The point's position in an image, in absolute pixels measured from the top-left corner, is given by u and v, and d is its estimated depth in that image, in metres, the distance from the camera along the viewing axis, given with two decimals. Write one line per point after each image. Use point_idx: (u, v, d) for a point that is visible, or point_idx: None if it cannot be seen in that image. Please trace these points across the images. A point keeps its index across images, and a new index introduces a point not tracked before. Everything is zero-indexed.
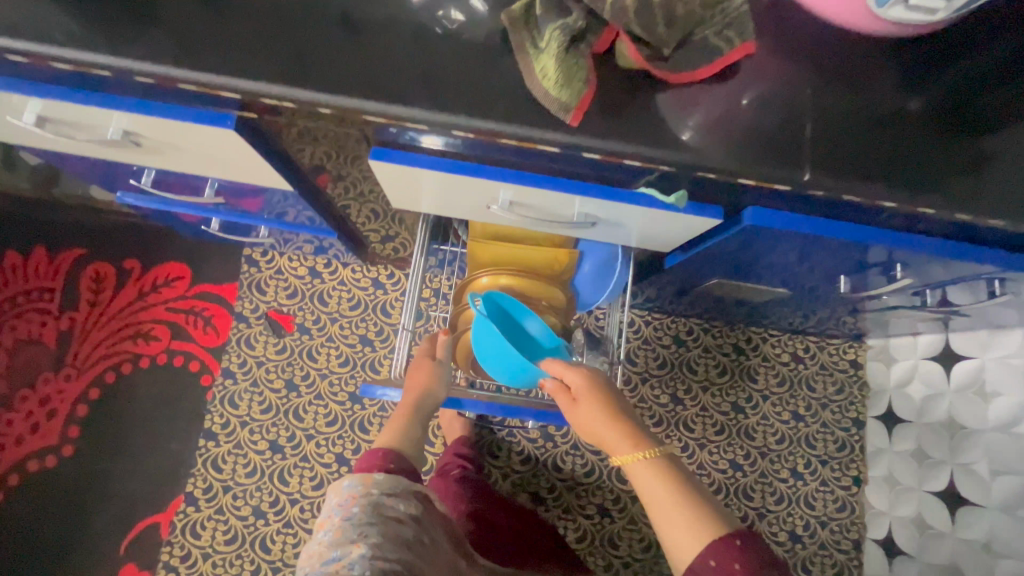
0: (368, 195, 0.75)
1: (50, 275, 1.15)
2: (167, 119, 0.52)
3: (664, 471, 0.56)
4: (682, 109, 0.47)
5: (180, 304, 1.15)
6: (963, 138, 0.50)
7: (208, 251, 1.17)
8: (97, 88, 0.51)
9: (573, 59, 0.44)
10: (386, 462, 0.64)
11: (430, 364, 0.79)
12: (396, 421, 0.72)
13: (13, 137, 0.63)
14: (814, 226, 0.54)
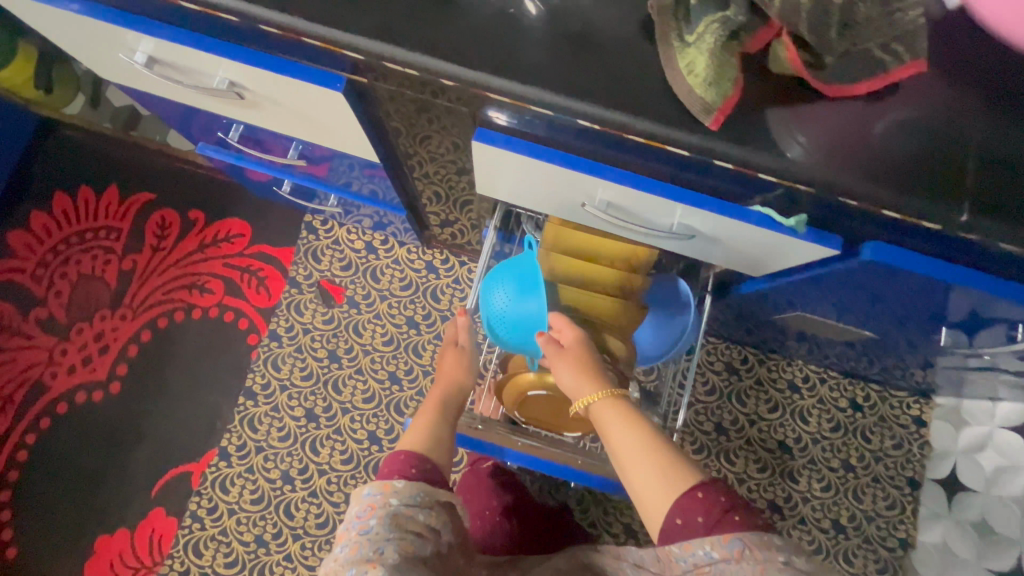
0: (434, 174, 0.72)
1: (119, 215, 1.17)
2: (277, 74, 0.51)
3: (633, 425, 0.61)
4: (822, 129, 0.45)
5: (237, 261, 1.16)
6: None
7: (270, 212, 1.18)
8: (214, 35, 0.50)
9: (724, 57, 0.41)
10: (408, 466, 0.62)
11: (458, 360, 0.79)
12: (422, 421, 0.71)
13: (116, 76, 0.63)
14: (945, 270, 0.50)
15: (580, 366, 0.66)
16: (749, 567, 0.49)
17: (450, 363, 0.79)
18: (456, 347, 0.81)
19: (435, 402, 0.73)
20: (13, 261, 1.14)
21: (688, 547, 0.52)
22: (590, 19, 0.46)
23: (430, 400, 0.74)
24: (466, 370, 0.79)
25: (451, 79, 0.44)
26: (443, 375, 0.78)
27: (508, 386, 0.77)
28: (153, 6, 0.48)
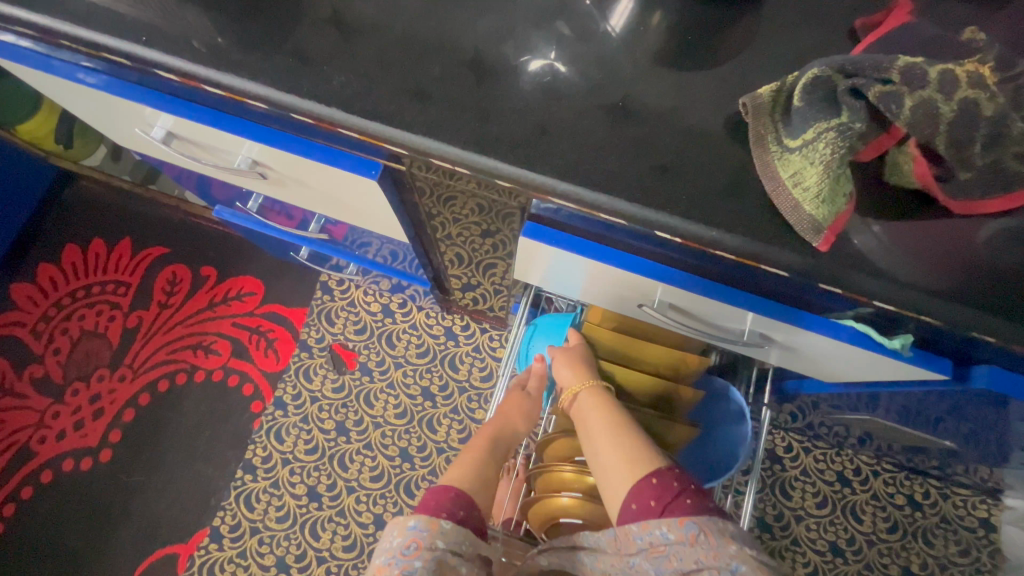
0: (461, 245, 0.64)
1: (129, 269, 1.13)
2: (304, 158, 0.46)
3: (607, 409, 0.57)
4: (935, 246, 0.39)
5: (246, 321, 1.10)
6: None
7: (284, 271, 1.13)
8: (238, 115, 0.46)
9: (840, 169, 0.36)
10: (454, 509, 0.53)
11: (522, 400, 0.70)
12: (470, 456, 0.61)
13: (136, 146, 0.60)
14: None
15: (575, 361, 0.63)
16: (702, 552, 0.45)
17: (513, 398, 0.70)
18: (522, 388, 0.71)
19: (487, 439, 0.64)
20: (14, 314, 1.09)
21: (646, 528, 0.48)
22: (659, 114, 0.41)
23: (479, 436, 0.65)
24: (528, 417, 0.69)
25: (507, 180, 0.40)
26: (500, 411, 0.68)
27: (537, 507, 0.64)
28: (176, 86, 0.45)
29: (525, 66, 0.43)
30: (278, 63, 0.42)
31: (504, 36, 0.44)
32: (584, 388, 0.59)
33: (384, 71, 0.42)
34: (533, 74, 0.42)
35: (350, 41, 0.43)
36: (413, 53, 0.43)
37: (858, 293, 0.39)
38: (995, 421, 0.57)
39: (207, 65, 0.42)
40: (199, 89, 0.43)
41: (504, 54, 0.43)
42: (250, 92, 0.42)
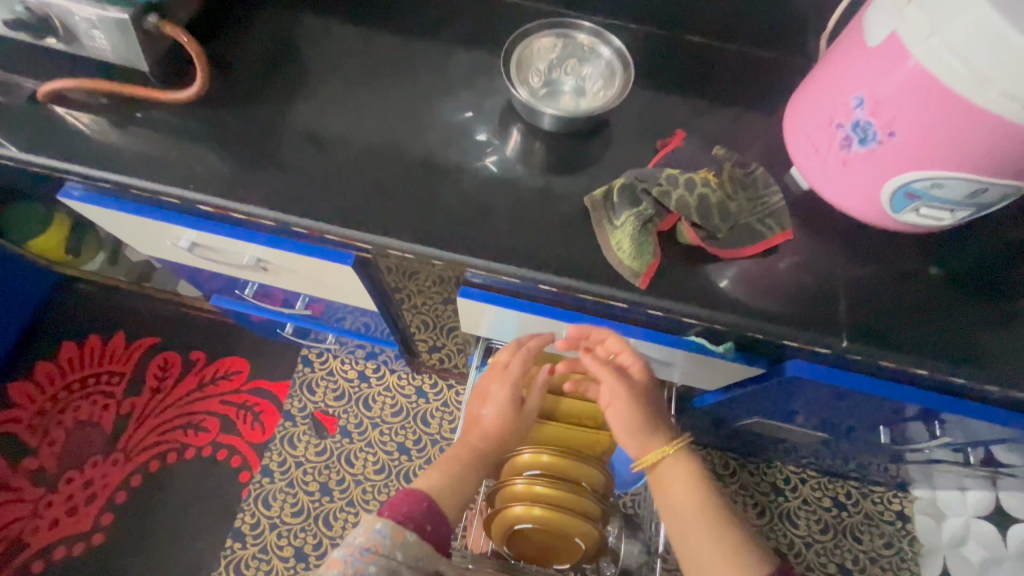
0: (421, 310, 0.81)
1: (123, 360, 1.23)
2: (297, 255, 0.62)
3: (702, 483, 0.59)
4: (726, 278, 0.56)
5: (233, 397, 1.21)
6: (984, 318, 0.56)
7: (268, 350, 1.26)
8: (248, 228, 0.62)
9: (643, 237, 0.55)
10: (423, 522, 0.59)
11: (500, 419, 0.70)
12: (441, 475, 0.65)
13: (153, 251, 0.74)
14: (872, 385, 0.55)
15: (635, 402, 0.61)
16: None
17: (475, 410, 0.72)
18: (502, 367, 0.70)
19: (471, 447, 0.69)
20: (12, 411, 1.18)
21: None
22: (542, 204, 0.60)
23: (463, 438, 0.71)
24: (502, 417, 0.69)
25: (439, 258, 0.57)
26: (475, 405, 0.72)
27: (497, 520, 0.76)
28: (201, 211, 0.60)
29: (449, 178, 0.61)
30: (269, 188, 0.59)
31: (433, 158, 0.63)
32: (676, 450, 0.60)
33: (346, 191, 0.60)
34: (460, 183, 0.61)
35: (328, 169, 0.61)
36: (373, 174, 0.61)
37: (685, 314, 0.56)
38: (854, 417, 0.69)
39: (221, 195, 0.58)
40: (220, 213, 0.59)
41: (433, 172, 0.62)
42: (259, 215, 0.57)
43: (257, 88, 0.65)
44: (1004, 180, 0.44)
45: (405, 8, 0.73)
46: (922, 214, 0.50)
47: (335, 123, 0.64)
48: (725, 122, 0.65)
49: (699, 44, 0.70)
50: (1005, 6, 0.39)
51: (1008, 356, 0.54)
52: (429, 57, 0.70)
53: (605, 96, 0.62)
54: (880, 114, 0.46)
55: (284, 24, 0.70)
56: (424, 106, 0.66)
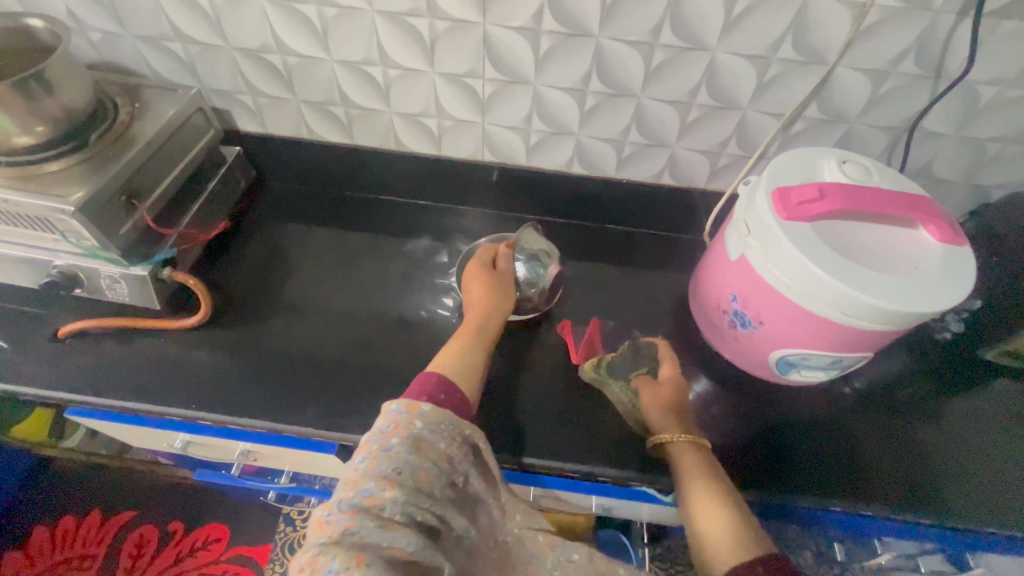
0: None
1: (97, 540, 1.20)
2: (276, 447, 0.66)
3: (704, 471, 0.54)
4: None
5: (213, 569, 1.18)
6: (872, 453, 0.67)
7: (249, 512, 1.25)
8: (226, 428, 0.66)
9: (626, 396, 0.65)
10: (451, 388, 0.51)
11: (484, 268, 0.69)
12: (457, 345, 0.59)
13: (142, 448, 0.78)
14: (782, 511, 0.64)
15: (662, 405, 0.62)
16: None
17: (476, 288, 0.67)
18: (486, 278, 0.67)
19: (477, 311, 0.64)
20: None
21: None
22: (500, 383, 0.69)
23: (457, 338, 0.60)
24: (503, 296, 0.66)
25: None
26: (474, 311, 0.64)
27: None
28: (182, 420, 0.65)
29: (415, 364, 0.69)
30: (251, 391, 0.65)
31: (403, 344, 0.72)
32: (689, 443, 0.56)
33: (321, 385, 0.66)
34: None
35: (306, 371, 0.67)
36: (352, 369, 0.68)
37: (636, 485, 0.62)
38: (793, 538, 0.76)
39: (212, 408, 0.63)
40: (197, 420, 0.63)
41: (400, 361, 0.70)
42: (233, 420, 0.62)
43: (243, 297, 0.74)
44: (852, 353, 0.56)
45: (371, 212, 0.86)
46: (804, 375, 0.61)
47: (312, 323, 0.73)
48: (643, 295, 0.79)
49: (622, 227, 0.85)
50: (807, 246, 0.52)
51: (898, 484, 0.64)
52: (397, 255, 0.81)
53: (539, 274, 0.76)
54: (749, 309, 0.59)
55: (269, 237, 0.81)
56: (394, 301, 0.76)
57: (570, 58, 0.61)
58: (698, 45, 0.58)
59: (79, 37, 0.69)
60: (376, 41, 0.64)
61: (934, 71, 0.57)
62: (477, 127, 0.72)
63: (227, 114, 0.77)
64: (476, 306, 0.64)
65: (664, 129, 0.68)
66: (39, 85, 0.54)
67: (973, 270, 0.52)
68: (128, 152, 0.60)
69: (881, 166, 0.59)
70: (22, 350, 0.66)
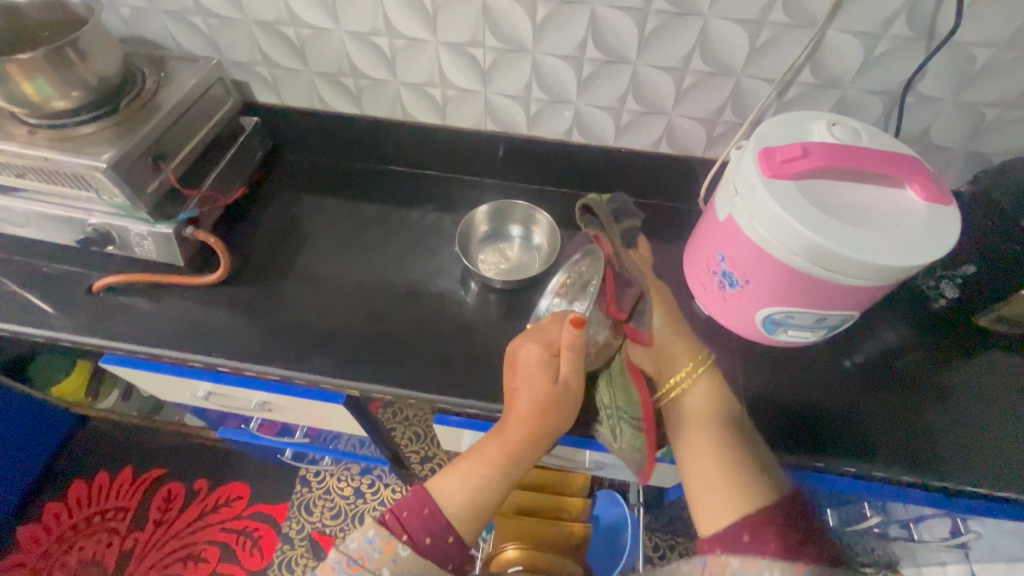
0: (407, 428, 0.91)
1: (129, 494, 1.29)
2: (288, 396, 0.71)
3: (720, 408, 0.58)
4: None
5: (234, 524, 1.25)
6: (860, 414, 0.69)
7: (268, 473, 1.33)
8: (243, 377, 0.71)
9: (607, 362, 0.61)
10: (446, 536, 0.51)
11: (555, 385, 0.55)
12: (484, 475, 0.53)
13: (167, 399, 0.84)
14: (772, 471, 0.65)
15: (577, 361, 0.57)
16: None
17: (542, 371, 0.55)
18: (550, 358, 0.56)
19: (523, 434, 0.55)
20: (18, 556, 1.21)
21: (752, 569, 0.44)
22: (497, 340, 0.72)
23: (492, 451, 0.54)
24: (569, 410, 0.56)
25: (413, 398, 0.66)
26: (534, 403, 0.55)
27: None
28: (204, 369, 0.70)
29: (418, 320, 0.73)
30: (266, 342, 0.70)
31: (407, 303, 0.76)
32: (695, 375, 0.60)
33: (330, 338, 0.71)
34: (432, 330, 0.73)
35: (317, 325, 0.72)
36: (360, 325, 0.73)
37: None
38: (785, 502, 0.78)
39: (231, 356, 0.68)
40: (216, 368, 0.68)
41: (404, 317, 0.74)
42: (249, 367, 0.67)
43: (260, 258, 0.79)
44: (836, 310, 0.58)
45: (380, 181, 0.90)
46: (791, 334, 0.64)
47: (323, 281, 0.77)
48: None
49: (621, 197, 0.87)
50: (790, 203, 0.53)
51: (884, 443, 0.66)
52: (404, 222, 0.85)
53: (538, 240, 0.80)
54: (736, 268, 0.61)
55: (285, 204, 0.86)
56: (400, 263, 0.80)
57: (566, 26, 0.66)
58: (689, 11, 0.62)
59: (111, 13, 0.75)
60: (383, 12, 0.68)
61: (926, 32, 0.59)
62: (479, 96, 0.77)
63: (247, 87, 0.82)
64: (532, 425, 0.55)
65: (659, 96, 0.71)
66: (76, 52, 0.59)
67: (958, 227, 0.53)
68: (153, 118, 0.65)
69: (870, 128, 0.60)
70: (61, 302, 0.72)
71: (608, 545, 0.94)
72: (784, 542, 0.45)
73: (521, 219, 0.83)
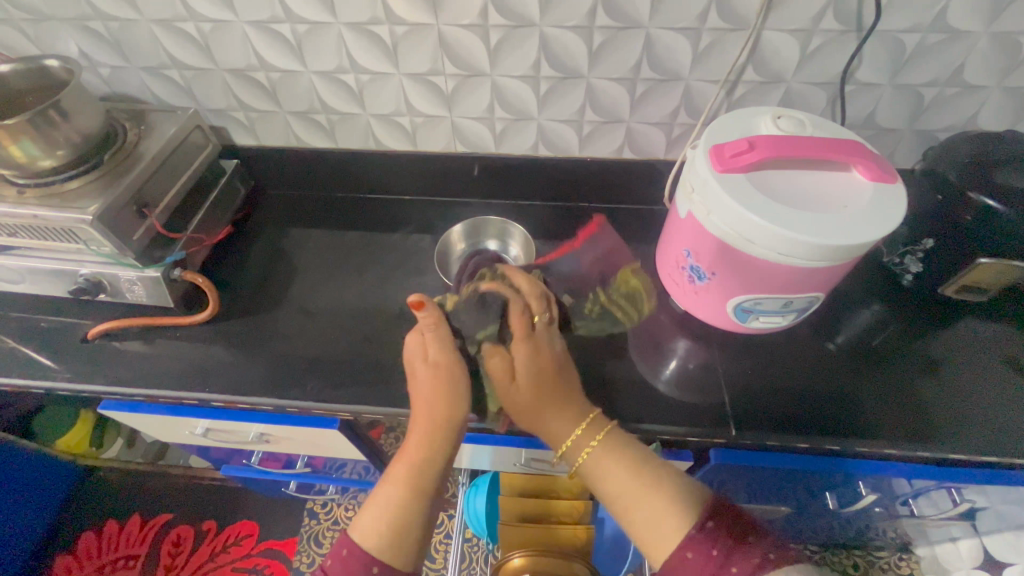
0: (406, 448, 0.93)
1: (138, 541, 1.29)
2: (284, 425, 0.72)
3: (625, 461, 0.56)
4: (638, 393, 0.70)
5: (244, 563, 1.25)
6: (842, 394, 0.70)
7: (275, 508, 1.33)
8: (237, 410, 0.72)
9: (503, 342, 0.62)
10: (368, 565, 0.50)
11: (434, 382, 0.58)
12: (393, 494, 0.54)
13: (167, 437, 0.85)
14: (765, 459, 0.67)
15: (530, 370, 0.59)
16: None
17: (422, 375, 0.59)
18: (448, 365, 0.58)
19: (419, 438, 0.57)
20: None
21: None
22: None
23: (398, 471, 0.56)
24: (448, 398, 0.57)
25: (403, 414, 0.67)
26: (418, 407, 0.58)
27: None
28: (198, 404, 0.71)
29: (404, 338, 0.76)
30: (257, 373, 0.72)
31: (392, 322, 0.78)
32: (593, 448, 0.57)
33: (318, 362, 0.73)
34: None
35: (306, 351, 0.74)
36: (349, 348, 0.75)
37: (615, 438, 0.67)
38: (785, 489, 0.78)
39: (224, 389, 0.70)
40: (211, 403, 0.70)
41: (390, 336, 0.76)
42: (242, 399, 0.69)
43: (248, 293, 0.81)
44: (801, 293, 0.60)
45: (360, 209, 0.93)
46: (762, 320, 0.66)
47: (309, 309, 0.79)
48: (616, 263, 0.84)
49: (592, 204, 0.90)
50: (743, 193, 0.56)
51: (867, 420, 0.67)
52: (387, 246, 0.88)
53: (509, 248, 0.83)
54: (701, 262, 0.63)
55: (271, 239, 0.89)
56: (383, 285, 0.83)
57: (518, 48, 0.70)
58: (631, 24, 0.66)
59: (91, 74, 0.79)
60: (345, 50, 0.72)
61: (855, 24, 0.63)
62: (446, 121, 0.80)
63: (224, 131, 0.86)
64: (422, 427, 0.57)
65: (616, 106, 0.75)
66: (57, 113, 0.62)
67: (905, 205, 0.56)
68: (136, 168, 0.69)
69: (815, 117, 0.63)
70: (59, 352, 0.74)
71: (612, 546, 0.97)
72: (723, 546, 0.47)
73: (497, 233, 0.86)
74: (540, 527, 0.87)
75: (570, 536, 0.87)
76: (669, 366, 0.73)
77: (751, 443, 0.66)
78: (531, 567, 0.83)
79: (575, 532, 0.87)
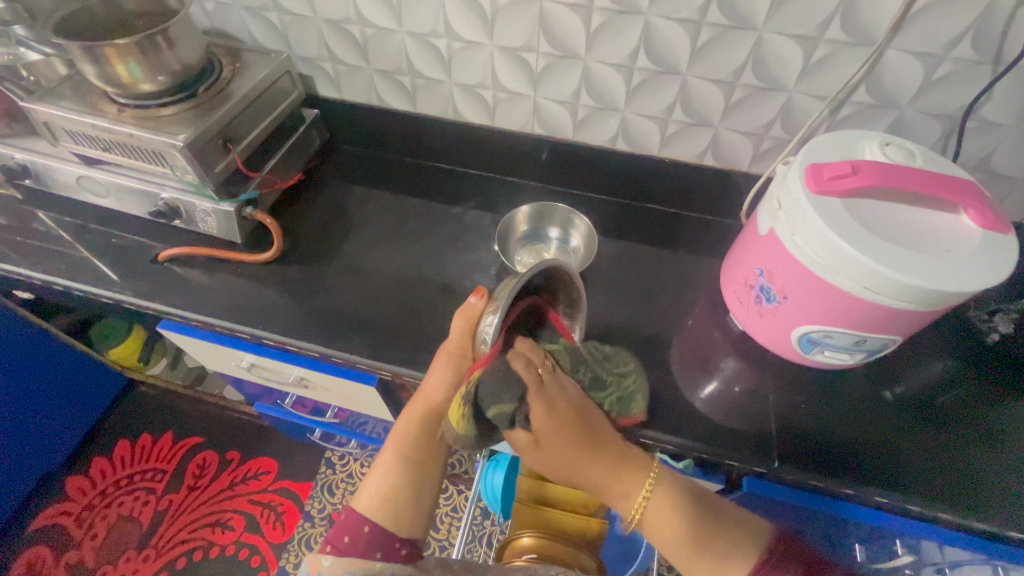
0: None
1: (168, 457, 1.36)
2: (326, 375, 0.73)
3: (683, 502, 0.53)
4: (682, 404, 0.68)
5: (260, 497, 1.30)
6: (896, 447, 0.66)
7: (296, 451, 1.38)
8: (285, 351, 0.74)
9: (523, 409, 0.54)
10: (360, 524, 0.53)
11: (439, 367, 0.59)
12: (388, 463, 0.57)
13: (213, 365, 0.89)
14: (797, 496, 0.64)
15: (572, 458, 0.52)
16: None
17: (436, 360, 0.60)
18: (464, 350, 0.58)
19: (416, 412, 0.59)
20: (63, 504, 1.29)
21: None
22: None
23: (393, 444, 0.58)
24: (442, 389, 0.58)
25: None
26: (425, 390, 0.60)
27: None
28: (250, 340, 0.74)
29: (452, 308, 0.76)
30: (307, 319, 0.74)
31: (443, 291, 0.78)
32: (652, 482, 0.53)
33: (365, 317, 0.74)
34: None
35: (355, 305, 0.75)
36: (397, 311, 0.75)
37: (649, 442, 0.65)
38: (816, 532, 0.75)
39: (275, 329, 0.72)
40: (264, 341, 0.72)
41: (439, 304, 0.77)
42: (290, 342, 0.71)
43: (308, 242, 0.83)
44: (877, 334, 0.57)
45: (425, 176, 0.93)
46: (828, 355, 0.63)
47: (363, 265, 0.81)
48: (676, 270, 0.82)
49: (660, 206, 0.88)
50: (835, 219, 0.52)
51: (918, 479, 0.63)
52: (448, 216, 0.88)
53: (580, 248, 0.83)
54: (774, 283, 0.60)
55: (337, 192, 0.90)
56: (438, 253, 0.83)
57: (617, 34, 0.67)
58: (744, 24, 0.62)
59: (197, 7, 0.81)
60: (443, 15, 0.72)
61: (991, 56, 0.59)
62: (528, 100, 0.79)
63: (311, 80, 0.88)
64: (418, 410, 0.59)
65: (707, 108, 0.72)
66: (163, 39, 0.64)
67: (1015, 259, 0.51)
68: (227, 103, 0.71)
69: (927, 150, 0.58)
70: (130, 268, 0.78)
71: (620, 551, 0.96)
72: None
73: (560, 221, 0.85)
74: (554, 511, 0.87)
75: (582, 526, 0.86)
76: (714, 383, 0.70)
77: (790, 480, 0.63)
78: (538, 548, 0.84)
79: (586, 523, 0.86)
